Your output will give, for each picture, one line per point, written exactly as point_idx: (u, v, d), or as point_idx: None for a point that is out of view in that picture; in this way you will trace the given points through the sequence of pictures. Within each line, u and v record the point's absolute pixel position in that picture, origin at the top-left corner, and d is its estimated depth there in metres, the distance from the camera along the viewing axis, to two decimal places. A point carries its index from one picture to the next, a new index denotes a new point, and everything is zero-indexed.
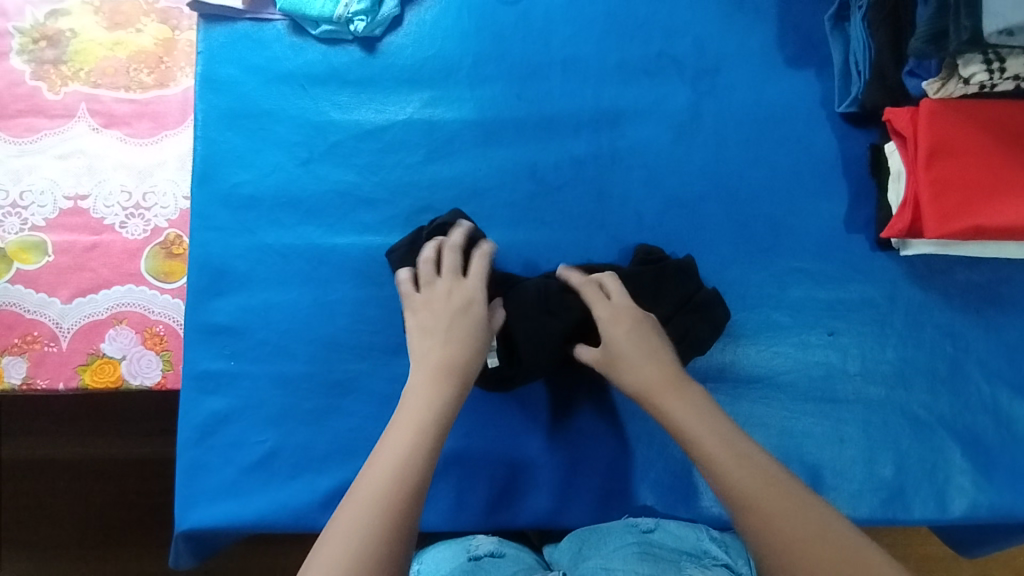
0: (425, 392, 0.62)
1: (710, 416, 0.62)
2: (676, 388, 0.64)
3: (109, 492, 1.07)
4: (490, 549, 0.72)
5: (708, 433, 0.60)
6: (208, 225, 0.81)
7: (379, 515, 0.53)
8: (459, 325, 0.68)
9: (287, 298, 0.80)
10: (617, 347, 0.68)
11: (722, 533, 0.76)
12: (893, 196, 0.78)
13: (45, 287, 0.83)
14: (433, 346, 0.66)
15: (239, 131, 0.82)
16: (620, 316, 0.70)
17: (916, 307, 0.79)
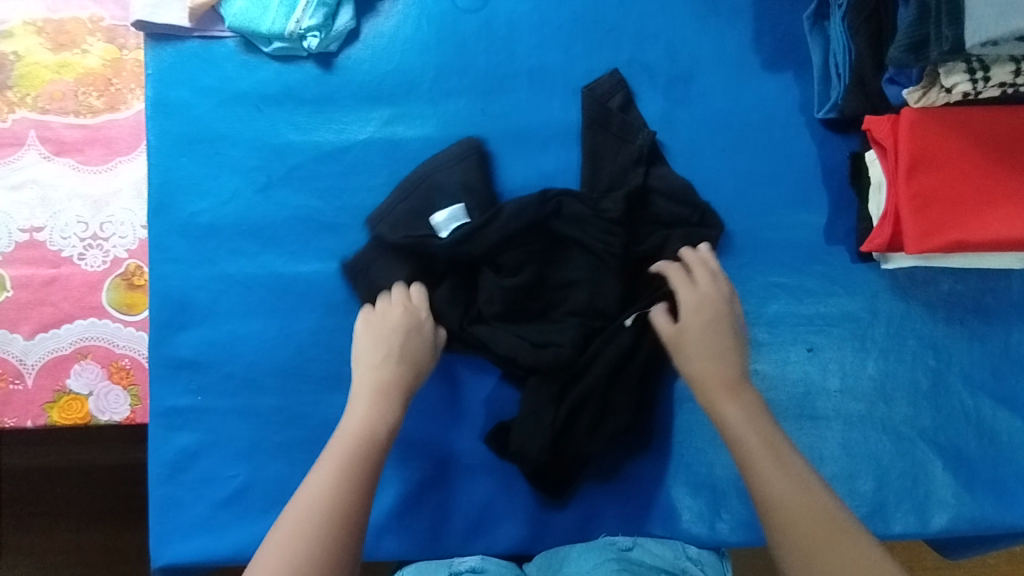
0: (364, 408, 0.65)
1: (759, 419, 0.63)
2: (733, 391, 0.65)
3: (92, 500, 1.07)
4: (472, 565, 0.72)
5: (752, 431, 0.62)
6: (166, 257, 0.78)
7: (313, 534, 0.54)
8: (407, 354, 0.69)
9: (252, 329, 0.78)
10: (694, 338, 0.68)
11: (700, 552, 0.75)
12: (874, 207, 0.74)
13: (6, 323, 0.82)
14: (371, 375, 0.68)
15: (194, 157, 0.79)
16: (704, 304, 0.70)
17: (898, 320, 0.77)
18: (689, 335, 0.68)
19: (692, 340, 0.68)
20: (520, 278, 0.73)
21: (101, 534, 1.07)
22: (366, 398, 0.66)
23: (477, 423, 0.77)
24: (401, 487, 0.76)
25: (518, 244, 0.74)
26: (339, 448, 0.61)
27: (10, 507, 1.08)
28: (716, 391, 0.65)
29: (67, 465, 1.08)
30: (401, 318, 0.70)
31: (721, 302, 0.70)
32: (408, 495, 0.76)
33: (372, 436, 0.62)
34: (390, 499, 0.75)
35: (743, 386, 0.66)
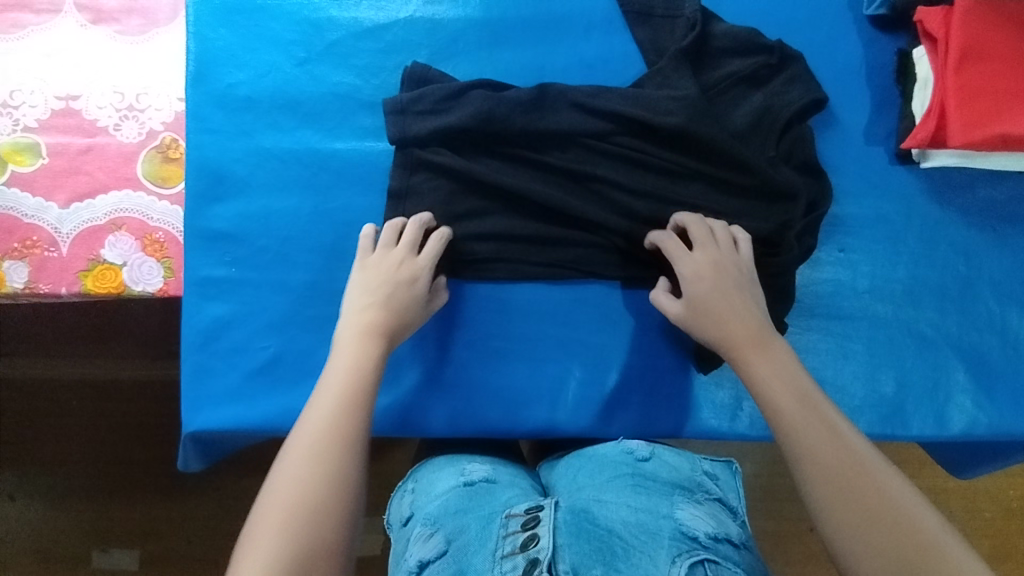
0: (353, 349, 0.63)
1: (795, 376, 0.61)
2: (762, 345, 0.63)
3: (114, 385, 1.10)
4: (484, 476, 0.71)
5: (789, 395, 0.60)
6: (203, 127, 0.78)
7: (321, 487, 0.54)
8: (398, 303, 0.67)
9: (287, 204, 0.78)
10: (708, 301, 0.66)
11: (714, 465, 0.75)
12: (918, 105, 0.74)
13: (41, 191, 0.82)
14: (359, 318, 0.66)
15: (234, 29, 0.79)
16: (716, 266, 0.67)
17: (932, 225, 0.77)
18: (700, 308, 0.66)
19: (711, 307, 0.66)
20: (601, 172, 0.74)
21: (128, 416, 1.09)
22: (354, 339, 0.64)
23: (507, 304, 0.78)
24: (413, 375, 0.76)
25: (559, 130, 0.74)
26: (332, 390, 0.60)
27: (34, 392, 1.10)
28: (745, 351, 0.63)
29: (87, 352, 1.09)
30: (399, 268, 0.69)
31: (726, 263, 0.68)
32: (435, 373, 0.76)
33: (364, 372, 0.62)
34: (392, 394, 0.76)
35: (769, 341, 0.64)
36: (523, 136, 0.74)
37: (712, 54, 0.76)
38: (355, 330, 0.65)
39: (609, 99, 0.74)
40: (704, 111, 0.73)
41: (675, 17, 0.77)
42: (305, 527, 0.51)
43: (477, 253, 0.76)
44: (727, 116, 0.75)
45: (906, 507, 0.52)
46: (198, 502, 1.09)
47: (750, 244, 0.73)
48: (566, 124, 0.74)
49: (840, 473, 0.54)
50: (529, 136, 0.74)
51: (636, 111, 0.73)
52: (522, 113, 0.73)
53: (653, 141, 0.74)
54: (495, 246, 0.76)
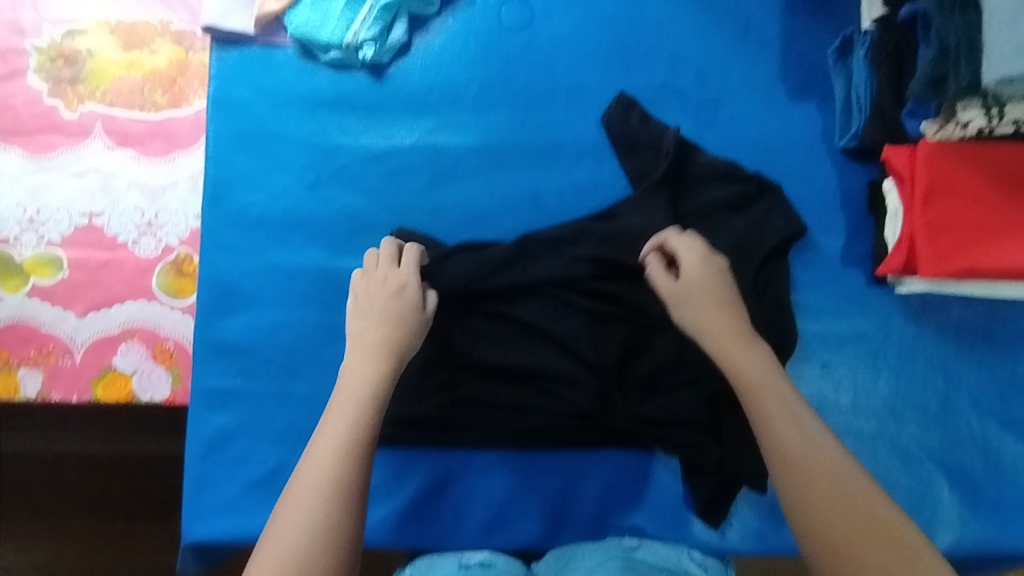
0: (366, 366, 0.68)
1: (771, 373, 0.66)
2: (744, 340, 0.68)
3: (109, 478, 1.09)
4: (481, 560, 0.73)
5: (773, 402, 0.63)
6: (217, 246, 0.82)
7: (333, 499, 0.59)
8: (393, 314, 0.72)
9: (292, 318, 0.82)
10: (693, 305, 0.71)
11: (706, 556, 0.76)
12: (890, 233, 0.78)
13: (60, 301, 0.86)
14: (364, 338, 0.71)
15: (249, 154, 0.83)
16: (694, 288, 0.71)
17: (910, 342, 0.81)
18: (683, 298, 0.71)
19: (696, 293, 0.71)
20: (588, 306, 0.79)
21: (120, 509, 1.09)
22: (363, 355, 0.69)
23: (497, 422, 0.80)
24: (409, 487, 0.79)
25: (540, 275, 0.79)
26: (342, 411, 0.65)
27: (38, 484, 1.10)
28: (724, 340, 0.68)
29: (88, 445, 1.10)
30: (394, 288, 0.74)
31: (708, 284, 0.71)
32: (432, 484, 0.79)
33: (366, 399, 0.66)
34: (387, 511, 0.78)
35: (754, 342, 0.68)
36: (505, 288, 0.79)
37: (691, 181, 0.81)
38: (361, 352, 0.70)
39: (588, 239, 0.80)
40: None
41: (657, 149, 0.81)
42: (316, 541, 0.57)
43: (464, 393, 0.79)
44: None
45: (882, 511, 0.58)
46: None
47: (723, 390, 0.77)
48: (550, 263, 0.80)
49: (821, 490, 0.59)
50: (517, 275, 0.79)
51: (611, 252, 0.79)
52: (504, 269, 0.79)
53: (632, 282, 0.79)
54: (479, 373, 0.79)
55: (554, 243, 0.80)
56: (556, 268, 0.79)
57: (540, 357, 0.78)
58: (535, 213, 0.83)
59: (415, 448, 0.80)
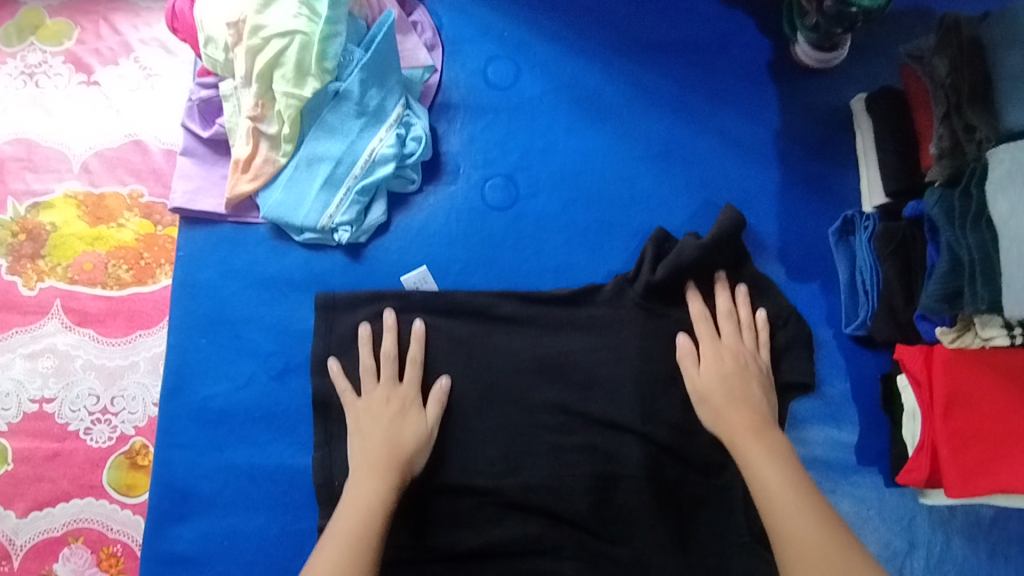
0: (369, 482, 0.67)
1: (790, 465, 0.65)
2: (760, 434, 0.68)
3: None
4: None
5: (783, 484, 0.63)
6: (173, 442, 0.76)
7: None
8: (396, 435, 0.71)
9: (251, 525, 0.74)
10: (711, 381, 0.72)
11: None
12: (909, 436, 0.71)
13: (1, 498, 0.79)
14: (364, 456, 0.69)
15: (214, 339, 0.79)
16: (722, 354, 0.73)
17: (938, 554, 0.72)
18: (704, 382, 0.72)
19: (728, 357, 0.73)
20: (539, 465, 0.74)
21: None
22: (374, 474, 0.68)
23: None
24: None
25: (496, 425, 0.75)
26: (351, 518, 0.64)
27: None
28: (743, 435, 0.68)
29: None
30: (386, 398, 0.73)
31: (742, 353, 0.73)
32: None
33: (373, 509, 0.65)
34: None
35: (770, 433, 0.68)
36: (448, 442, 0.74)
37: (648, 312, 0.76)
38: (371, 468, 0.68)
39: (539, 381, 0.76)
40: (624, 395, 0.75)
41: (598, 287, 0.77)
42: None
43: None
44: (658, 405, 0.75)
45: None
46: None
47: (698, 556, 0.72)
48: (501, 416, 0.75)
49: None
50: (467, 429, 0.75)
51: (559, 394, 0.75)
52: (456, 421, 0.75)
53: (610, 470, 0.73)
54: (447, 562, 0.72)
55: (506, 388, 0.76)
56: (506, 419, 0.75)
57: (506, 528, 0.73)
58: (472, 347, 0.77)
59: None
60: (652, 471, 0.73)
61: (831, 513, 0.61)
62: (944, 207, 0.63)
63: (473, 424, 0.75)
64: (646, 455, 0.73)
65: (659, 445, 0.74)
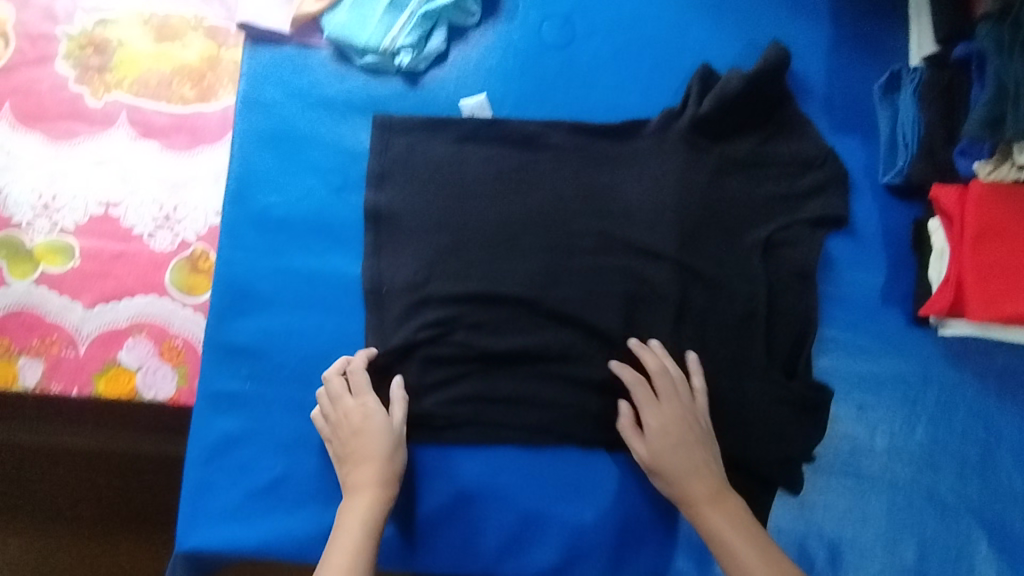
0: (360, 505, 0.70)
1: (749, 526, 0.68)
2: (717, 498, 0.70)
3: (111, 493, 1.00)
4: None
5: (745, 545, 0.67)
6: (236, 245, 0.80)
7: None
8: (375, 452, 0.72)
9: (307, 325, 0.80)
10: (666, 457, 0.72)
11: None
12: (934, 274, 0.76)
13: (69, 291, 0.83)
14: (355, 474, 0.71)
15: (276, 153, 0.82)
16: (674, 401, 0.74)
17: (950, 388, 0.78)
18: (662, 457, 0.72)
19: (671, 411, 0.73)
20: (575, 285, 0.79)
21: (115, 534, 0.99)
22: (365, 494, 0.70)
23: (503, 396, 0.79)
24: (408, 524, 0.77)
25: (541, 246, 0.79)
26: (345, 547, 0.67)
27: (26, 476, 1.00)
28: (699, 501, 0.70)
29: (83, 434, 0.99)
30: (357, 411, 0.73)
31: (681, 413, 0.73)
32: (443, 506, 0.78)
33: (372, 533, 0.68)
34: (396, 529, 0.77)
35: (724, 494, 0.71)
36: (489, 259, 0.79)
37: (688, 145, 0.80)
38: (361, 500, 0.70)
39: (584, 207, 0.80)
40: (663, 220, 0.79)
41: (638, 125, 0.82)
42: None
43: (471, 384, 0.79)
44: (691, 236, 0.79)
45: None
46: None
47: (724, 369, 0.77)
48: (545, 239, 0.79)
49: None
50: (511, 249, 0.79)
51: (602, 223, 0.79)
52: (502, 236, 0.79)
53: (642, 291, 0.79)
54: (485, 365, 0.79)
55: (552, 210, 0.80)
56: (551, 243, 0.80)
57: (541, 338, 0.79)
58: (520, 171, 0.81)
59: (433, 453, 0.79)
60: (681, 293, 0.78)
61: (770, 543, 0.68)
62: (994, 37, 0.66)
63: (519, 243, 0.79)
64: (676, 277, 0.78)
65: (691, 272, 0.78)
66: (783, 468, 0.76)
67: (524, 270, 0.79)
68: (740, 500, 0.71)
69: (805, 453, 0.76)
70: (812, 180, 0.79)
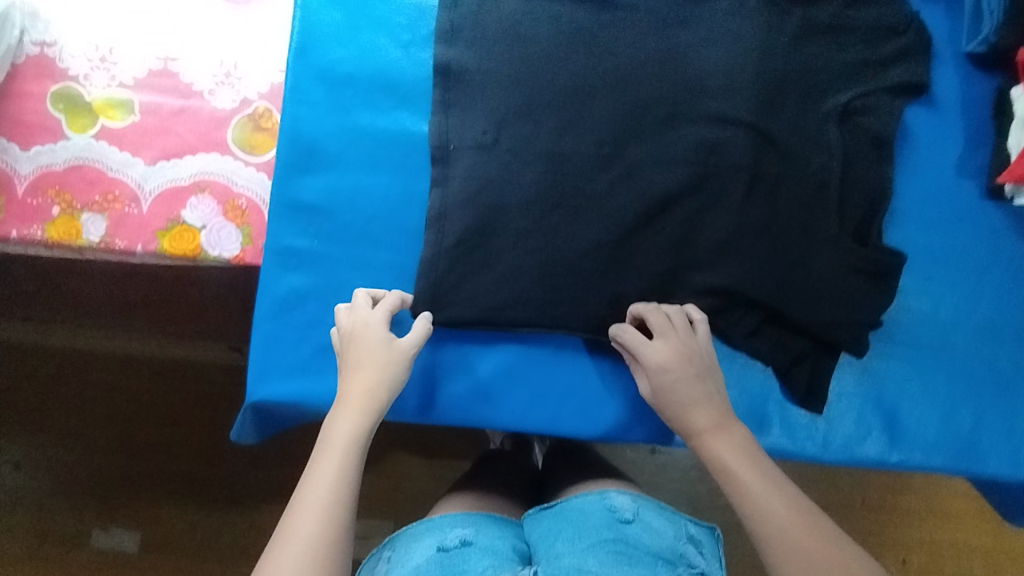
0: (352, 409, 0.66)
1: (753, 455, 0.66)
2: (723, 429, 0.68)
3: (159, 394, 1.23)
4: (460, 538, 0.76)
5: (750, 471, 0.65)
6: (301, 99, 0.80)
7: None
8: (375, 360, 0.68)
9: (375, 183, 0.79)
10: (670, 390, 0.69)
11: (698, 530, 0.79)
12: (1014, 141, 0.76)
13: (129, 146, 0.82)
14: (350, 381, 0.67)
15: (342, 7, 0.82)
16: (669, 342, 0.71)
17: (1019, 263, 0.78)
18: (666, 392, 0.70)
19: (672, 352, 0.70)
20: (649, 146, 0.78)
21: (179, 423, 1.22)
22: (355, 399, 0.66)
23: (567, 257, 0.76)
24: (471, 378, 0.78)
25: (613, 112, 0.78)
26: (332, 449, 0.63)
27: (110, 372, 1.23)
28: (705, 432, 0.68)
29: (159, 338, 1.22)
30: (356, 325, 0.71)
31: (684, 350, 0.71)
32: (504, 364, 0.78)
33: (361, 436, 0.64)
34: (427, 400, 0.78)
35: (728, 425, 0.68)
36: (561, 119, 0.78)
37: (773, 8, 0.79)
38: (352, 404, 0.66)
39: (663, 67, 0.78)
40: (743, 80, 0.77)
41: None
42: None
43: (543, 240, 0.76)
44: (768, 100, 0.77)
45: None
46: (230, 478, 1.22)
47: (795, 235, 0.76)
48: (619, 101, 0.78)
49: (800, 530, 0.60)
50: (591, 104, 0.78)
51: (680, 87, 0.78)
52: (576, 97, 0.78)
53: (715, 156, 0.77)
54: (557, 226, 0.76)
55: (629, 74, 0.78)
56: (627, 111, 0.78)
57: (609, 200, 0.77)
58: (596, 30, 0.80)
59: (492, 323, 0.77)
60: (756, 157, 0.77)
61: (778, 475, 0.65)
62: None
63: (596, 105, 0.78)
64: (752, 144, 0.77)
65: (766, 137, 0.77)
66: (848, 329, 0.75)
67: (595, 131, 0.78)
68: (745, 430, 0.69)
69: (876, 318, 0.75)
70: (892, 47, 0.79)
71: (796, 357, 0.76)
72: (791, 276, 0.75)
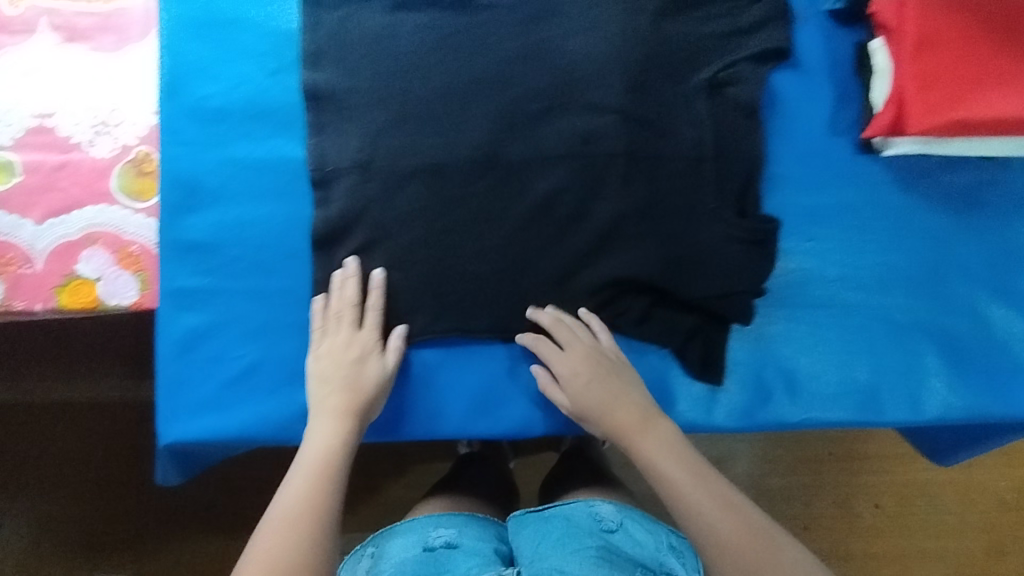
0: (329, 425, 0.71)
1: (667, 440, 0.71)
2: (641, 422, 0.72)
3: (78, 447, 1.18)
4: (445, 542, 0.78)
5: (660, 452, 0.70)
6: (175, 139, 0.80)
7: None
8: (358, 384, 0.74)
9: (261, 212, 0.80)
10: (583, 394, 0.74)
11: (678, 542, 0.81)
12: (877, 93, 0.77)
13: (16, 208, 0.82)
14: (329, 399, 0.73)
15: (205, 42, 0.82)
16: (580, 351, 0.75)
17: (899, 210, 0.79)
18: (582, 399, 0.74)
19: (582, 359, 0.74)
20: (523, 143, 0.77)
21: (103, 471, 1.17)
22: (334, 414, 0.72)
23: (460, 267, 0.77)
24: None
25: (485, 112, 0.78)
26: (309, 466, 0.68)
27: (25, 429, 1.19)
28: (617, 425, 0.73)
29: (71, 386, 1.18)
30: (333, 349, 0.75)
31: (593, 354, 0.75)
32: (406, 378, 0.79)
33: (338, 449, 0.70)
34: None
35: (650, 419, 0.73)
36: (434, 126, 0.77)
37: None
38: (329, 417, 0.72)
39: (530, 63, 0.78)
40: (608, 65, 0.77)
41: None
42: None
43: (433, 249, 0.77)
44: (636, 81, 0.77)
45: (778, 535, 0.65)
46: (163, 523, 1.16)
47: (677, 212, 0.77)
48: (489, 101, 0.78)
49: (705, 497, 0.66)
50: (460, 111, 0.78)
51: (547, 78, 0.78)
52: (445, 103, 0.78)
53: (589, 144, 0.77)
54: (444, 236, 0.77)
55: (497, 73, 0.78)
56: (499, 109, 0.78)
57: (491, 202, 0.77)
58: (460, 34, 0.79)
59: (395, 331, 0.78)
60: (630, 139, 0.77)
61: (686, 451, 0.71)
62: None
63: (466, 109, 0.78)
64: (623, 129, 0.77)
65: (637, 120, 0.77)
66: (735, 299, 0.76)
67: (470, 134, 0.77)
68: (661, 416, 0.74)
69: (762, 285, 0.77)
70: (751, 14, 0.80)
71: (689, 333, 0.77)
72: (676, 255, 0.76)
